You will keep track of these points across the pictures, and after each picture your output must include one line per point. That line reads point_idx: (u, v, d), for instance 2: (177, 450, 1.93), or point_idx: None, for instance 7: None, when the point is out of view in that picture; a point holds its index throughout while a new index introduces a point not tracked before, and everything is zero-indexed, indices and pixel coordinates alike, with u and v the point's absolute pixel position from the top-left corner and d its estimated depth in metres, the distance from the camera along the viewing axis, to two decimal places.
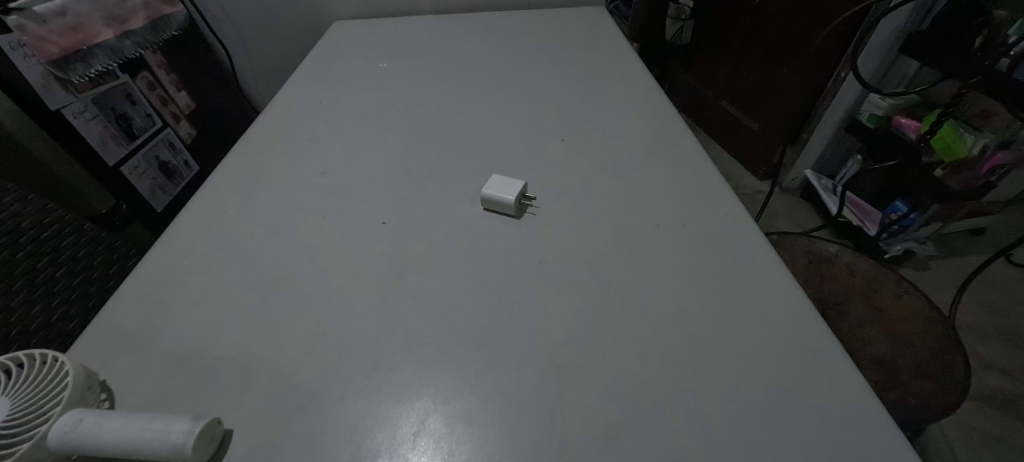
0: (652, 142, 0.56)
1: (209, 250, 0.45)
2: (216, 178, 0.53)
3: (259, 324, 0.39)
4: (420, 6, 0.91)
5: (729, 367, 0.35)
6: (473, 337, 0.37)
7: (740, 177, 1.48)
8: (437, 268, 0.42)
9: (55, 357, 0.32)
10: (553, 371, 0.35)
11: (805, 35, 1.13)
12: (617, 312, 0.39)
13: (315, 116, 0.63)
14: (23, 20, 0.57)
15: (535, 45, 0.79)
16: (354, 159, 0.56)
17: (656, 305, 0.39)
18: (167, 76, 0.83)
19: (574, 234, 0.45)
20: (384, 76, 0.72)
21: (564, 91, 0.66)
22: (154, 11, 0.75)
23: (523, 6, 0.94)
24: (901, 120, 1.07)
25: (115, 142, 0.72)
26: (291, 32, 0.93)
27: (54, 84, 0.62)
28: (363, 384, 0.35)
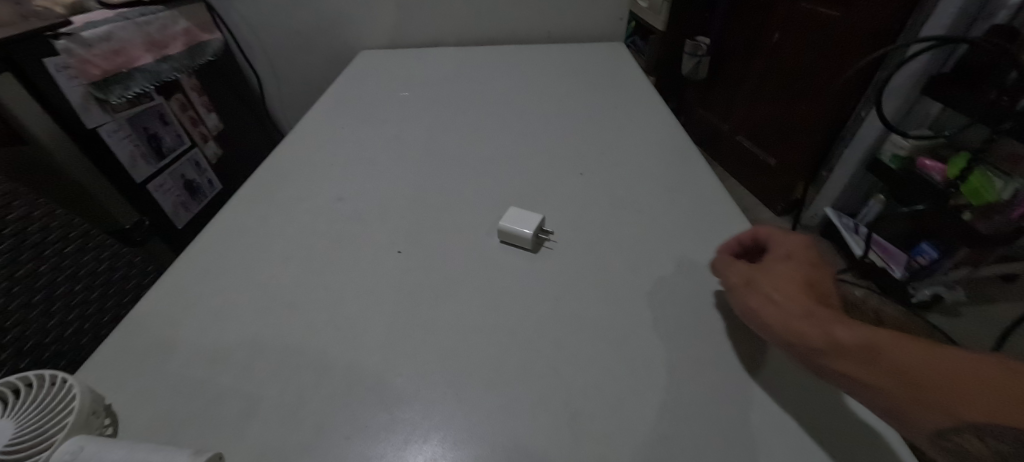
0: (670, 178, 0.56)
1: (227, 271, 0.45)
2: (237, 199, 0.54)
3: (270, 350, 0.38)
4: (445, 39, 0.95)
5: (756, 423, 0.33)
6: (485, 376, 0.36)
7: (758, 213, 1.45)
8: (451, 300, 0.42)
9: (65, 378, 0.32)
10: (569, 418, 0.33)
11: (824, 76, 1.13)
12: (636, 354, 0.37)
13: (337, 141, 0.65)
14: (70, 44, 0.60)
15: (554, 78, 0.80)
16: (370, 186, 0.56)
17: (674, 350, 0.37)
18: (198, 98, 0.86)
19: (590, 270, 0.44)
20: (406, 104, 0.73)
21: (582, 123, 0.67)
22: (192, 38, 0.81)
23: (544, 39, 0.96)
24: (925, 162, 1.03)
25: (144, 161, 0.73)
26: (320, 60, 0.97)
27: (94, 105, 0.63)
28: (368, 423, 0.33)
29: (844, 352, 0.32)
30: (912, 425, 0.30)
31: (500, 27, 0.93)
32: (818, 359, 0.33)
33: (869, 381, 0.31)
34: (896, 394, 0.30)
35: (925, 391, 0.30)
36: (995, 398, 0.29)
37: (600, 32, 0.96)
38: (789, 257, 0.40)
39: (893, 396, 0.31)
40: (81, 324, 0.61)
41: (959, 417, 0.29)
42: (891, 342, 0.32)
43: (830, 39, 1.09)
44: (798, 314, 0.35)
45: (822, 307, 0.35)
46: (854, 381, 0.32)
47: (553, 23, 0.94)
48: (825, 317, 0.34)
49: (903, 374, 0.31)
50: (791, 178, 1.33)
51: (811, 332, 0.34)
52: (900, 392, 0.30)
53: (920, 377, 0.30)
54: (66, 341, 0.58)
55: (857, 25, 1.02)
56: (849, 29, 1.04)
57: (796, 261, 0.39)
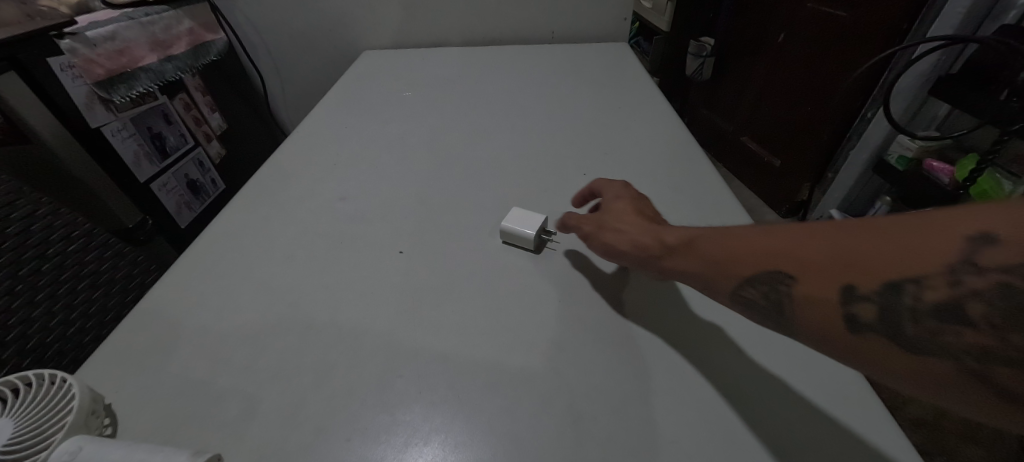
0: (674, 179, 0.55)
1: (229, 271, 0.45)
2: (240, 198, 0.54)
3: (271, 350, 0.38)
4: (448, 39, 0.95)
5: (762, 428, 0.32)
6: (487, 378, 0.36)
7: (763, 214, 1.44)
8: (453, 301, 0.41)
9: (64, 378, 0.32)
10: (571, 422, 0.33)
11: (830, 77, 1.12)
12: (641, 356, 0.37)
13: (340, 140, 0.65)
14: (75, 44, 0.60)
15: (558, 78, 0.80)
16: (373, 186, 0.56)
17: (678, 352, 0.37)
18: (202, 98, 0.87)
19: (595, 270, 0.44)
20: (409, 104, 0.73)
21: (586, 123, 0.66)
22: (197, 38, 0.82)
23: (548, 39, 0.96)
24: (932, 164, 1.01)
25: (147, 161, 0.72)
26: (323, 60, 0.98)
27: (98, 104, 0.63)
28: (368, 425, 0.33)
29: (660, 249, 0.37)
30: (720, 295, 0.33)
31: (504, 27, 0.93)
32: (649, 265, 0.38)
33: (681, 266, 0.35)
34: (701, 270, 0.33)
35: (720, 258, 0.32)
36: (764, 252, 0.30)
37: (604, 32, 0.95)
38: (624, 191, 0.45)
39: (699, 272, 0.34)
40: (84, 322, 0.61)
41: (742, 276, 0.31)
42: (694, 230, 0.35)
43: (835, 40, 1.09)
44: (631, 232, 0.40)
45: (649, 221, 0.40)
46: (672, 272, 0.36)
47: (557, 23, 0.93)
48: (652, 227, 0.39)
49: (706, 257, 0.33)
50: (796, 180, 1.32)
51: (636, 242, 0.39)
52: (704, 267, 0.33)
53: (714, 248, 0.33)
54: (68, 339, 0.58)
55: (863, 25, 1.01)
56: (855, 30, 1.03)
57: (624, 195, 0.44)
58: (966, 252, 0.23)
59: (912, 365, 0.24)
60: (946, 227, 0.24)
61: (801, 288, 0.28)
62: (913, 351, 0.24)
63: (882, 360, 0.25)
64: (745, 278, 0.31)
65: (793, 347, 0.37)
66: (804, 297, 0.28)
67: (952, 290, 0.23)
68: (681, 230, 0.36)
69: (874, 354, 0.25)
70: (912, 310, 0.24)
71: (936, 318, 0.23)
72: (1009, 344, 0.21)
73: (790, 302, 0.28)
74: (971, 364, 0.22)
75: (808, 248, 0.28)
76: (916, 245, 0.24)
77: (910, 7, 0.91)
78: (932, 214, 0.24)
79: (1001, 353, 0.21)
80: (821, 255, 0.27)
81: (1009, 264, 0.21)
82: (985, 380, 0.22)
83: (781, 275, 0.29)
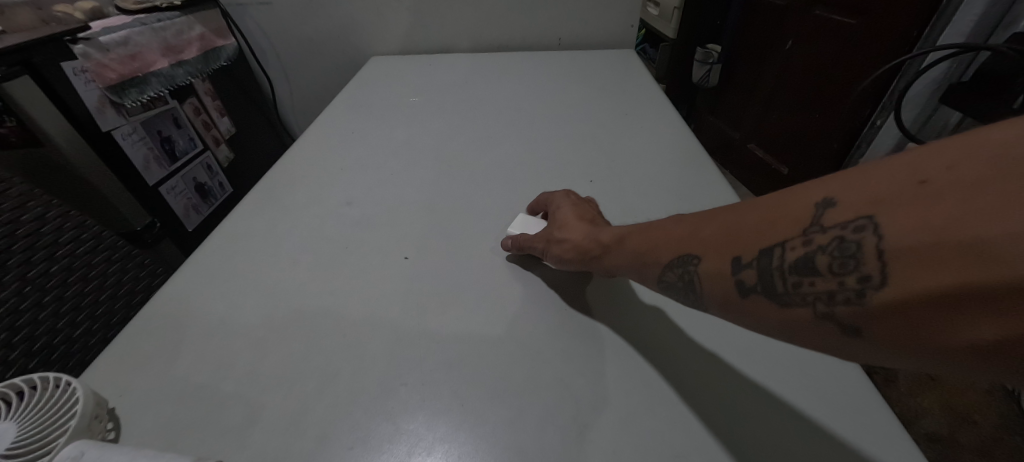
0: (682, 187, 0.54)
1: (234, 275, 0.45)
2: (246, 203, 0.54)
3: (275, 355, 0.38)
4: (456, 45, 0.95)
5: (773, 444, 0.31)
6: (491, 386, 0.35)
7: None
8: (458, 309, 0.41)
9: (69, 381, 0.32)
10: (576, 434, 0.32)
11: (838, 85, 1.11)
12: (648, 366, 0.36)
13: (347, 146, 0.65)
14: (88, 49, 0.61)
15: (565, 85, 0.80)
16: (379, 191, 0.56)
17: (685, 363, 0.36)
18: (212, 102, 0.87)
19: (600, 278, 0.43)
20: (416, 110, 0.74)
21: (593, 130, 0.66)
22: (207, 44, 0.83)
23: (555, 45, 0.96)
24: None
25: (157, 164, 0.73)
26: (331, 65, 0.99)
27: (109, 107, 0.64)
28: (370, 433, 0.33)
29: (597, 250, 0.38)
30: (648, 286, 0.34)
31: (511, 34, 0.94)
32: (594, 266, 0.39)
33: (613, 264, 0.36)
34: (630, 264, 0.35)
35: (642, 248, 0.34)
36: (673, 238, 0.31)
37: (611, 39, 0.96)
38: (565, 199, 0.46)
39: (628, 266, 0.35)
40: (90, 324, 0.61)
41: (657, 263, 0.32)
42: (623, 230, 0.37)
43: (843, 47, 1.08)
44: (573, 238, 0.41)
45: (589, 225, 0.41)
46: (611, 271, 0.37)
47: (564, 30, 0.94)
48: (590, 231, 0.40)
49: (633, 250, 0.34)
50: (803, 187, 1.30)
51: (579, 247, 0.40)
52: (631, 260, 0.34)
53: (638, 241, 0.34)
54: (75, 341, 0.58)
55: (872, 33, 1.00)
56: (865, 37, 1.02)
57: (574, 202, 0.46)
58: (816, 212, 0.24)
59: (784, 318, 0.25)
60: (800, 195, 0.25)
61: (702, 264, 0.29)
62: (783, 304, 0.25)
63: (759, 315, 0.26)
64: (660, 262, 0.32)
65: (804, 358, 0.36)
66: (703, 272, 0.28)
67: (806, 246, 0.24)
68: (613, 231, 0.38)
69: (757, 314, 0.26)
70: (779, 269, 0.25)
71: (796, 272, 0.24)
72: (849, 286, 0.22)
73: (696, 280, 0.29)
74: (821, 308, 0.23)
75: (705, 228, 0.29)
76: (781, 213, 0.26)
77: (921, 14, 0.91)
78: (793, 187, 0.26)
79: (844, 296, 0.22)
80: (715, 229, 0.29)
81: (843, 217, 0.23)
82: (839, 324, 0.23)
83: (689, 257, 0.29)
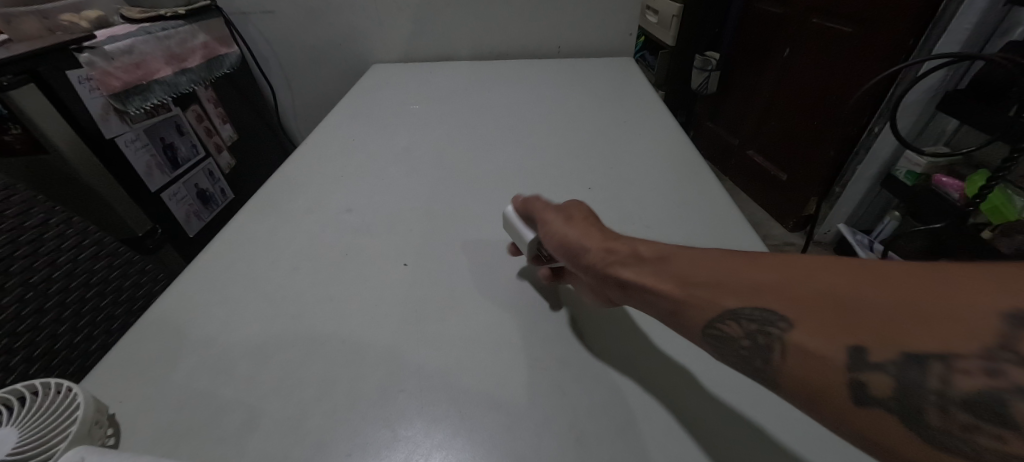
0: (679, 194, 0.55)
1: (235, 281, 0.45)
2: (247, 210, 0.55)
3: (274, 361, 0.38)
4: (457, 53, 0.96)
5: (770, 454, 0.31)
6: (489, 393, 0.35)
7: (769, 227, 1.41)
8: (457, 316, 0.41)
9: (70, 387, 0.32)
10: (573, 440, 0.33)
11: (832, 92, 1.12)
12: (627, 364, 0.37)
13: (348, 152, 0.66)
14: (93, 57, 0.62)
15: (564, 92, 0.80)
16: (379, 198, 0.57)
17: (664, 361, 0.37)
18: (214, 109, 0.88)
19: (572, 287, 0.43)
20: (416, 117, 0.74)
21: (592, 137, 0.67)
22: (211, 52, 0.84)
23: (555, 53, 0.97)
24: (942, 179, 0.97)
25: (159, 171, 0.73)
26: (333, 73, 1.00)
27: (112, 116, 0.65)
28: (368, 439, 0.33)
29: (655, 269, 0.33)
30: (690, 329, 0.31)
31: (511, 42, 0.95)
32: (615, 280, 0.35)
33: (668, 290, 0.32)
34: (693, 296, 0.31)
35: (722, 289, 0.29)
36: (759, 287, 0.28)
37: (610, 47, 0.97)
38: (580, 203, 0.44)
39: (688, 299, 0.31)
40: (92, 330, 0.60)
41: (737, 311, 0.28)
42: (701, 254, 0.32)
43: (839, 55, 1.09)
44: (620, 246, 0.36)
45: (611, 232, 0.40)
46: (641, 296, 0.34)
47: (563, 38, 0.95)
48: (652, 246, 0.35)
49: (683, 281, 0.31)
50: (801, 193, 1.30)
51: (626, 258, 0.35)
52: (698, 294, 0.30)
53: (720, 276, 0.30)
54: (76, 347, 0.58)
55: (866, 41, 1.01)
56: (860, 45, 1.03)
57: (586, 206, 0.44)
58: (1011, 333, 0.20)
59: (917, 446, 0.22)
60: (972, 298, 0.22)
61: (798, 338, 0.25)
62: (923, 435, 0.22)
63: (854, 422, 0.23)
64: (739, 313, 0.28)
65: None
66: (798, 347, 0.25)
67: (985, 376, 0.20)
68: (687, 253, 0.33)
69: (870, 425, 0.23)
70: (935, 392, 0.21)
71: (958, 409, 0.21)
72: None
73: (776, 348, 0.26)
74: (959, 458, 0.21)
75: (816, 293, 0.26)
76: (939, 314, 0.22)
77: (916, 23, 0.92)
78: (957, 280, 0.23)
79: None
80: (833, 306, 0.25)
81: None
82: None
83: (776, 318, 0.26)
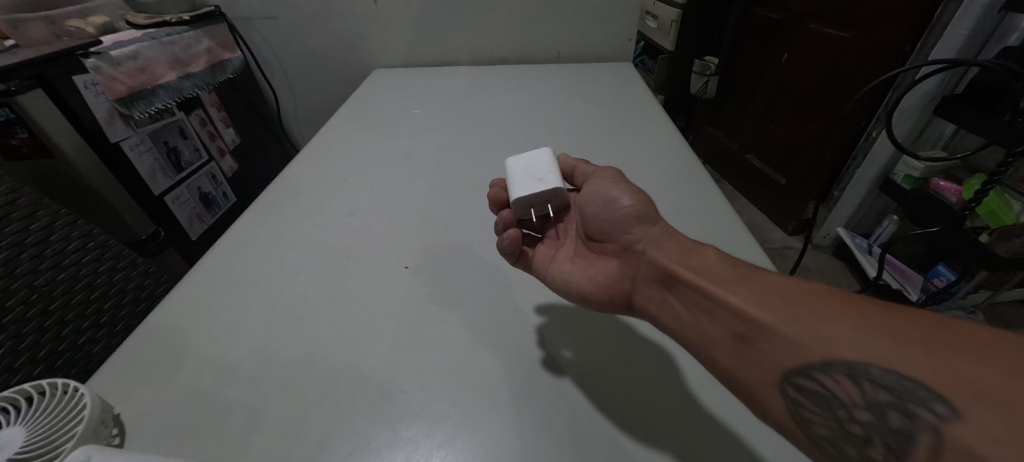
0: (678, 198, 0.56)
1: (238, 283, 0.46)
2: (250, 213, 0.55)
3: (276, 363, 0.39)
4: (458, 58, 0.97)
5: (766, 454, 0.32)
6: (489, 394, 0.36)
7: (768, 231, 1.41)
8: (457, 318, 0.42)
9: (76, 387, 0.33)
10: (573, 440, 0.33)
11: (830, 97, 1.13)
12: (619, 359, 0.38)
13: (350, 157, 0.66)
14: (100, 62, 0.63)
15: (564, 97, 0.81)
16: (381, 201, 0.57)
17: (655, 356, 0.38)
18: (217, 114, 0.89)
19: (545, 268, 0.44)
20: (417, 121, 0.75)
21: (591, 142, 0.68)
22: (214, 57, 0.85)
23: (554, 59, 0.98)
24: (940, 183, 0.97)
25: (163, 174, 0.74)
26: (336, 78, 1.01)
27: (117, 120, 0.65)
28: (370, 440, 0.33)
29: (752, 296, 0.32)
30: (764, 364, 0.30)
31: (512, 47, 0.96)
32: (683, 285, 0.35)
33: (763, 319, 0.30)
34: (788, 330, 0.29)
35: (826, 330, 0.28)
36: (898, 353, 0.26)
37: (610, 53, 0.98)
38: None
39: (781, 332, 0.29)
40: (94, 332, 0.61)
41: (836, 359, 0.27)
42: (809, 292, 0.31)
43: (835, 60, 1.10)
44: (706, 262, 0.36)
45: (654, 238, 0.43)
46: (706, 310, 0.33)
47: (563, 43, 0.96)
48: (750, 273, 0.34)
49: (791, 315, 0.30)
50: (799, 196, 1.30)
51: (717, 278, 0.34)
52: (800, 331, 0.29)
53: (828, 318, 0.29)
54: (78, 349, 0.59)
55: (862, 47, 1.02)
56: (856, 51, 1.04)
57: None
58: None
59: None
60: None
61: (951, 430, 0.23)
62: None
63: None
64: (835, 361, 0.27)
65: None
66: (952, 437, 0.23)
67: None
68: (794, 287, 0.31)
69: None
70: None
71: None
72: None
73: (922, 428, 0.24)
74: None
75: (970, 379, 0.24)
76: None
77: (912, 29, 0.93)
78: None
79: None
80: (980, 397, 0.23)
81: None
82: None
83: (927, 396, 0.24)
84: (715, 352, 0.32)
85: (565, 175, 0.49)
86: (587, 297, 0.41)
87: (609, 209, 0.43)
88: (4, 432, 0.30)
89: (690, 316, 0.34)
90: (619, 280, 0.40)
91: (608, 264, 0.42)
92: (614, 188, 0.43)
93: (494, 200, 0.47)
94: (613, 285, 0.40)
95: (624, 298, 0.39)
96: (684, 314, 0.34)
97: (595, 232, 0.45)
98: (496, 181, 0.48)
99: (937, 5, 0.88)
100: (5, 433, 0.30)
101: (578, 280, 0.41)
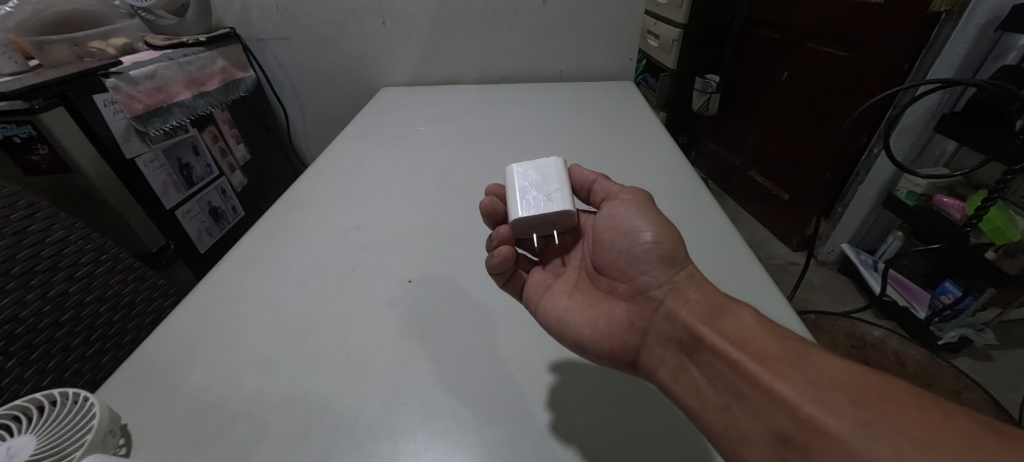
0: (677, 213, 0.56)
1: (244, 296, 0.47)
2: (259, 227, 0.57)
3: (282, 373, 0.39)
4: (463, 76, 1.00)
5: None
6: (489, 408, 0.36)
7: (772, 247, 1.41)
8: (458, 330, 0.43)
9: (86, 397, 0.33)
10: (572, 453, 0.33)
11: (830, 114, 1.14)
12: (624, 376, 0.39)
13: (356, 173, 0.68)
14: (119, 82, 0.65)
15: (567, 115, 0.83)
16: (387, 217, 0.59)
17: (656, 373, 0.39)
18: (229, 130, 0.91)
19: (536, 299, 0.43)
20: (422, 138, 0.77)
21: (592, 158, 0.69)
22: (228, 76, 0.88)
23: (557, 77, 1.00)
24: (942, 199, 0.96)
25: (174, 189, 0.76)
26: (345, 96, 1.04)
27: (134, 137, 0.68)
28: (371, 451, 0.34)
29: (814, 392, 0.29)
30: None
31: (516, 66, 0.98)
32: (711, 355, 0.34)
33: (830, 425, 0.28)
34: (861, 445, 0.26)
35: (911, 452, 0.25)
36: None
37: (611, 71, 1.00)
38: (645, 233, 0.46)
39: (847, 444, 0.27)
40: (103, 344, 0.60)
41: None
42: (878, 392, 0.28)
43: (834, 77, 1.11)
44: (740, 327, 0.34)
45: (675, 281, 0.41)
46: (737, 393, 0.32)
47: (565, 63, 0.98)
48: (802, 353, 0.31)
49: (852, 420, 0.27)
50: (802, 212, 1.31)
51: (762, 357, 0.32)
52: (878, 449, 0.26)
53: (911, 434, 0.26)
54: (89, 361, 0.58)
55: (860, 66, 1.04)
56: (854, 69, 1.06)
57: None
58: None
59: None
60: None
61: None
62: None
63: None
64: None
65: None
66: None
67: None
68: (855, 382, 0.29)
69: None
70: None
71: None
72: None
73: None
74: None
75: None
76: None
77: (911, 48, 0.93)
78: None
79: None
80: None
81: None
82: None
83: None
84: (745, 451, 0.30)
85: (584, 190, 0.48)
86: (584, 345, 0.39)
87: (628, 241, 0.41)
88: (16, 440, 0.31)
89: (716, 398, 0.32)
90: (626, 332, 0.39)
91: (615, 307, 0.41)
92: (637, 219, 0.41)
93: (488, 211, 0.47)
94: (618, 336, 0.39)
95: (630, 355, 0.38)
96: (709, 396, 0.33)
97: (603, 266, 0.43)
98: (492, 192, 0.48)
99: (931, 25, 0.90)
100: (17, 442, 0.31)
101: (574, 323, 0.40)
